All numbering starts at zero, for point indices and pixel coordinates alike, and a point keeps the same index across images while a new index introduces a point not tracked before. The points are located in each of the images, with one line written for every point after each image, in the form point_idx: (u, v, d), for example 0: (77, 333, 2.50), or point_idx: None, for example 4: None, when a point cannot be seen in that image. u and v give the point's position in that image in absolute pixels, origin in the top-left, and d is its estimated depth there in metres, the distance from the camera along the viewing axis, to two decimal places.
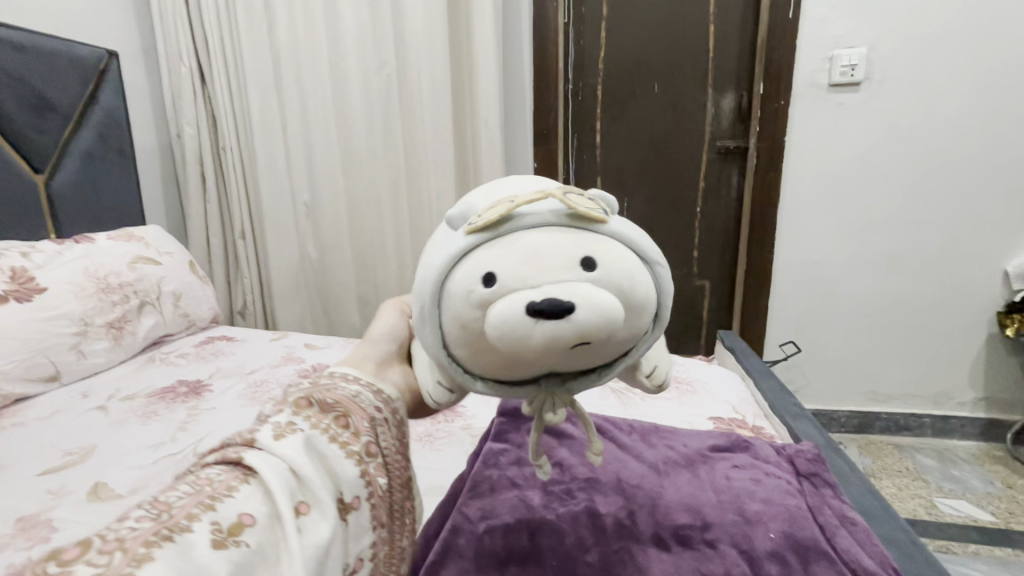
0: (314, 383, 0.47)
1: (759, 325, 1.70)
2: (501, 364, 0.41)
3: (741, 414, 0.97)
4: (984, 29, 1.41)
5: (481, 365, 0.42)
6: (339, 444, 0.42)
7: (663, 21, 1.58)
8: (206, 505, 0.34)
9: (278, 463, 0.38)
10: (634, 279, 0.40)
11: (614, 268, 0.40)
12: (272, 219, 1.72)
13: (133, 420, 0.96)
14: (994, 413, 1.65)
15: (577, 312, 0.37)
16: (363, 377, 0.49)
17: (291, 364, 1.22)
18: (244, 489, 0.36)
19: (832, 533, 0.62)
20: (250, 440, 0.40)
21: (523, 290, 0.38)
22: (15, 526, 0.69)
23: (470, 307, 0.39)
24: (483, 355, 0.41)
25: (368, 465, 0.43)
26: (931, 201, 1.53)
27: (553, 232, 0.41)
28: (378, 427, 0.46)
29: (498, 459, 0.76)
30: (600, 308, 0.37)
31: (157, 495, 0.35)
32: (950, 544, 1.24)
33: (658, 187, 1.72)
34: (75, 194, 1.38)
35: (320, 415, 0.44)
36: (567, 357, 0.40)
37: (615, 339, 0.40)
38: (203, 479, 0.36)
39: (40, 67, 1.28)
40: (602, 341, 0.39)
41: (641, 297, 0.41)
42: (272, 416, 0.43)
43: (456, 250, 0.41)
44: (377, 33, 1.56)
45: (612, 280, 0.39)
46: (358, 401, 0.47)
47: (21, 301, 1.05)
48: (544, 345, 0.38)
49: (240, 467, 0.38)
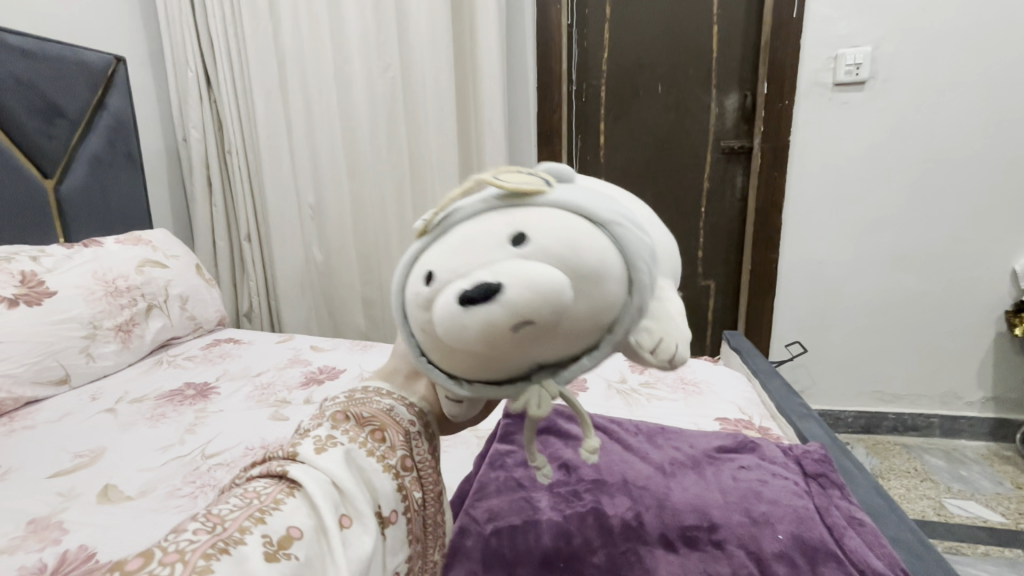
0: (349, 398, 0.49)
1: (765, 325, 1.69)
2: (470, 364, 0.40)
3: (747, 415, 0.97)
4: (989, 26, 1.40)
5: (455, 365, 0.41)
6: (376, 458, 0.44)
7: (666, 22, 1.58)
8: (256, 519, 0.36)
9: (321, 476, 0.40)
10: (576, 245, 0.36)
11: (548, 235, 0.36)
12: (278, 222, 1.73)
13: (141, 423, 0.97)
14: (1003, 413, 1.63)
15: (506, 291, 0.34)
16: (395, 391, 0.51)
17: (297, 366, 1.23)
18: (290, 502, 0.38)
19: (841, 534, 0.62)
20: (293, 453, 0.42)
21: (456, 280, 0.37)
22: (27, 528, 0.70)
23: (419, 308, 0.39)
24: (451, 358, 0.40)
25: (404, 479, 0.45)
26: (937, 200, 1.52)
27: (486, 218, 0.39)
28: (412, 441, 0.49)
29: (505, 460, 0.77)
30: (529, 282, 0.34)
31: (209, 508, 0.37)
32: (960, 545, 1.23)
33: (662, 187, 1.72)
34: (84, 198, 1.39)
35: (357, 429, 0.45)
36: (524, 344, 0.37)
37: (570, 317, 0.36)
38: (252, 492, 0.38)
39: (48, 73, 1.29)
40: (550, 318, 0.36)
41: (590, 261, 0.36)
42: (312, 430, 0.45)
43: (406, 257, 0.42)
44: (381, 37, 1.57)
45: (547, 250, 0.36)
46: (392, 415, 0.48)
47: (31, 305, 1.06)
48: (481, 333, 0.35)
49: (285, 480, 0.40)
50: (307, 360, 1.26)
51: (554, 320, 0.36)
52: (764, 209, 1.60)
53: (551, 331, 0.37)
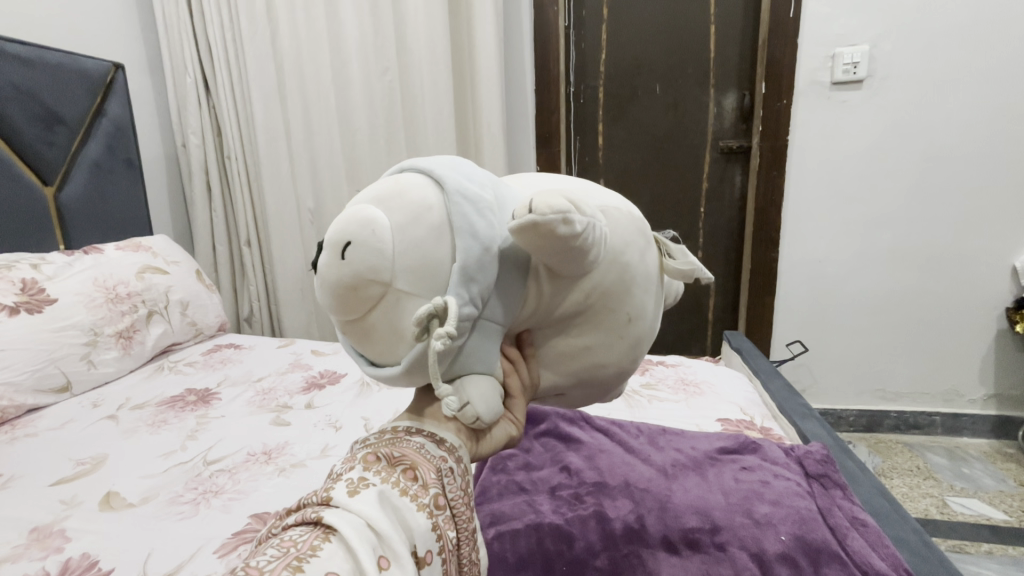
0: (380, 437, 0.45)
1: (765, 324, 1.69)
2: (375, 329, 0.44)
3: (749, 415, 0.97)
4: (987, 23, 1.40)
5: (372, 342, 0.45)
6: (410, 497, 0.40)
7: (664, 23, 1.59)
8: (294, 568, 0.34)
9: (356, 520, 0.37)
10: (374, 189, 0.46)
11: (357, 201, 0.47)
12: (278, 227, 1.73)
13: (143, 429, 0.97)
14: (1005, 410, 1.63)
15: (328, 241, 0.44)
16: (425, 428, 0.46)
17: (298, 371, 1.23)
18: (328, 548, 0.36)
19: (843, 535, 0.62)
20: (327, 498, 0.39)
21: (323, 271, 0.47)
22: (30, 536, 0.70)
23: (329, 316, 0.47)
24: (365, 340, 0.45)
25: (438, 518, 0.41)
26: (936, 198, 1.52)
27: None
28: (446, 478, 0.43)
29: (505, 464, 0.79)
30: (337, 225, 0.44)
31: (246, 562, 0.35)
32: (963, 544, 1.23)
33: (661, 188, 1.72)
34: (85, 206, 1.39)
35: (388, 470, 0.42)
36: (370, 276, 0.42)
37: (384, 231, 0.42)
38: (287, 542, 0.36)
39: (47, 81, 1.29)
40: (366, 234, 0.42)
41: (385, 190, 0.45)
42: (344, 473, 0.42)
43: None
44: (379, 40, 1.57)
45: (356, 203, 0.46)
46: (424, 451, 0.43)
47: (32, 312, 1.06)
48: (334, 278, 0.43)
49: (321, 527, 0.38)
50: (308, 365, 1.26)
51: (369, 234, 0.42)
52: (763, 208, 1.60)
53: (379, 249, 0.42)
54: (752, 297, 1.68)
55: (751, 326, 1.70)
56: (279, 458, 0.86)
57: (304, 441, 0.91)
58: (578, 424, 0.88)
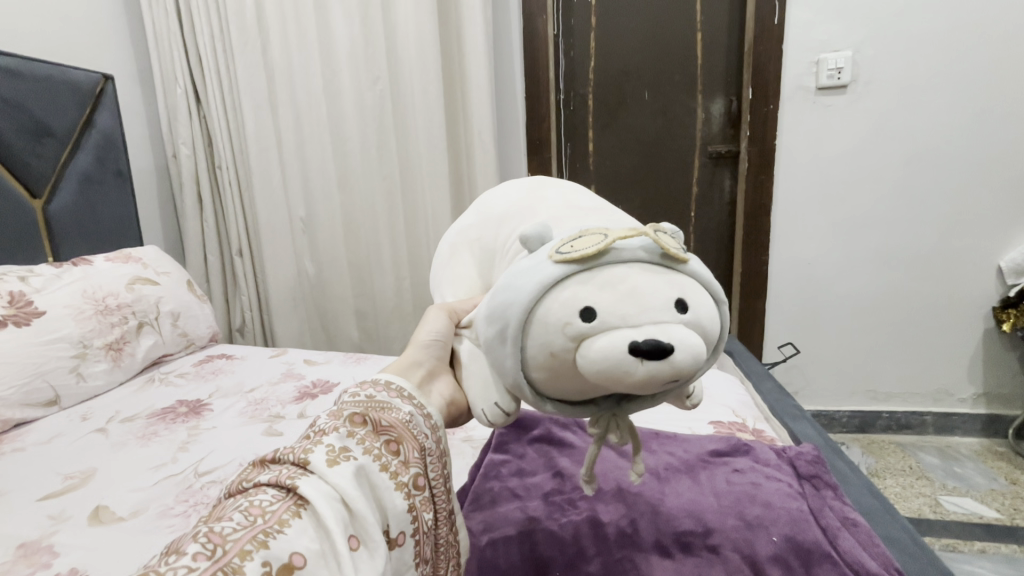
0: (369, 398, 0.47)
1: (757, 327, 1.70)
2: (577, 386, 0.44)
3: (741, 417, 0.97)
4: (966, 29, 1.43)
5: (561, 383, 0.44)
6: (389, 474, 0.43)
7: (651, 30, 1.61)
8: (259, 542, 0.34)
9: (332, 493, 0.39)
10: (713, 324, 0.44)
11: (701, 313, 0.43)
12: (269, 237, 1.72)
13: (133, 442, 0.96)
14: (994, 409, 1.65)
15: (677, 354, 0.39)
16: (415, 397, 0.50)
17: (291, 380, 1.22)
18: (296, 525, 0.36)
19: (834, 535, 0.63)
20: (304, 463, 0.40)
21: (626, 328, 0.40)
22: (16, 552, 0.69)
23: (566, 338, 0.41)
24: (562, 374, 0.43)
25: (415, 500, 0.44)
26: (920, 201, 1.54)
27: (650, 274, 0.43)
28: (426, 457, 0.47)
29: (499, 470, 0.78)
30: (693, 349, 0.40)
31: (208, 527, 0.35)
32: (957, 542, 1.23)
33: (649, 192, 1.73)
34: (74, 218, 1.39)
35: (373, 437, 0.44)
36: (643, 392, 0.42)
37: (695, 374, 0.43)
38: (256, 508, 0.36)
39: (36, 94, 1.29)
40: (686, 379, 0.42)
41: (711, 338, 0.44)
42: (326, 434, 0.43)
43: (550, 279, 0.42)
44: (370, 50, 1.58)
45: (700, 321, 0.43)
46: (410, 427, 0.47)
47: (20, 325, 1.05)
48: (646, 381, 0.40)
49: (293, 495, 0.38)
50: (301, 374, 1.26)
51: (686, 379, 0.42)
52: (752, 212, 1.62)
53: (671, 387, 0.43)
54: (743, 300, 1.69)
55: (745, 328, 1.71)
56: None
57: None
58: (570, 429, 0.89)
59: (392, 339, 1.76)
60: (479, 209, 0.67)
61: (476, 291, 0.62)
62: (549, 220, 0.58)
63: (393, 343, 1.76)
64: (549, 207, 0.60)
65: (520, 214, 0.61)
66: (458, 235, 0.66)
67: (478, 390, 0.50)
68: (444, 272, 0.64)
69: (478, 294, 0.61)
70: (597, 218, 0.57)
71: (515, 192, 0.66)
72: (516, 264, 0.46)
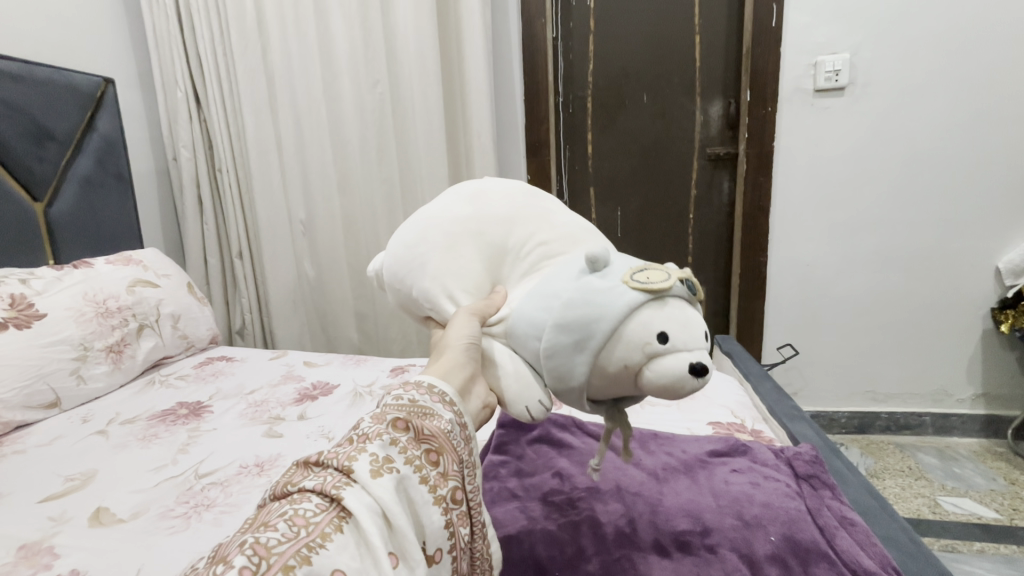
0: (413, 402, 0.47)
1: (755, 328, 1.71)
2: (623, 389, 0.53)
3: (740, 418, 0.97)
4: (962, 31, 1.44)
5: (613, 385, 0.52)
6: (429, 488, 0.43)
7: (647, 33, 1.61)
8: (303, 557, 0.34)
9: (374, 506, 0.39)
10: None
11: None
12: (270, 239, 1.73)
13: (133, 444, 0.97)
14: (993, 410, 1.65)
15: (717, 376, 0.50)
16: (456, 403, 0.51)
17: (291, 382, 1.22)
18: (339, 539, 0.36)
19: (832, 535, 0.63)
20: (349, 471, 0.40)
21: (687, 351, 0.49)
22: (18, 553, 0.69)
23: (641, 354, 0.49)
24: (621, 379, 0.51)
25: (452, 515, 0.44)
26: (918, 202, 1.55)
27: (694, 309, 0.52)
28: (464, 470, 0.48)
29: (498, 471, 0.78)
30: None
31: (254, 536, 0.34)
32: (956, 543, 1.23)
33: (649, 195, 1.74)
34: (73, 221, 1.39)
35: (415, 445, 0.45)
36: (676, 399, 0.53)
37: None
38: (299, 518, 0.36)
39: (36, 98, 1.30)
40: None
41: None
42: (370, 440, 0.43)
43: (633, 304, 0.49)
44: (369, 54, 1.59)
45: None
46: (450, 437, 0.48)
47: (20, 328, 1.06)
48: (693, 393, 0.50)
49: (338, 506, 0.38)
50: (301, 376, 1.26)
51: None
52: (750, 214, 1.62)
53: None
54: (742, 301, 1.69)
55: (744, 329, 1.71)
56: (272, 470, 0.86)
57: (296, 452, 0.91)
58: (569, 429, 0.89)
59: (392, 341, 1.77)
60: (470, 198, 0.63)
61: (483, 287, 0.59)
62: (569, 238, 0.61)
63: (393, 344, 1.77)
64: (563, 222, 0.62)
65: (533, 221, 0.61)
66: (456, 224, 0.61)
67: (517, 389, 0.54)
68: (443, 263, 0.59)
69: (488, 293, 0.59)
70: (595, 239, 0.63)
71: (511, 192, 0.64)
72: (587, 283, 0.51)
